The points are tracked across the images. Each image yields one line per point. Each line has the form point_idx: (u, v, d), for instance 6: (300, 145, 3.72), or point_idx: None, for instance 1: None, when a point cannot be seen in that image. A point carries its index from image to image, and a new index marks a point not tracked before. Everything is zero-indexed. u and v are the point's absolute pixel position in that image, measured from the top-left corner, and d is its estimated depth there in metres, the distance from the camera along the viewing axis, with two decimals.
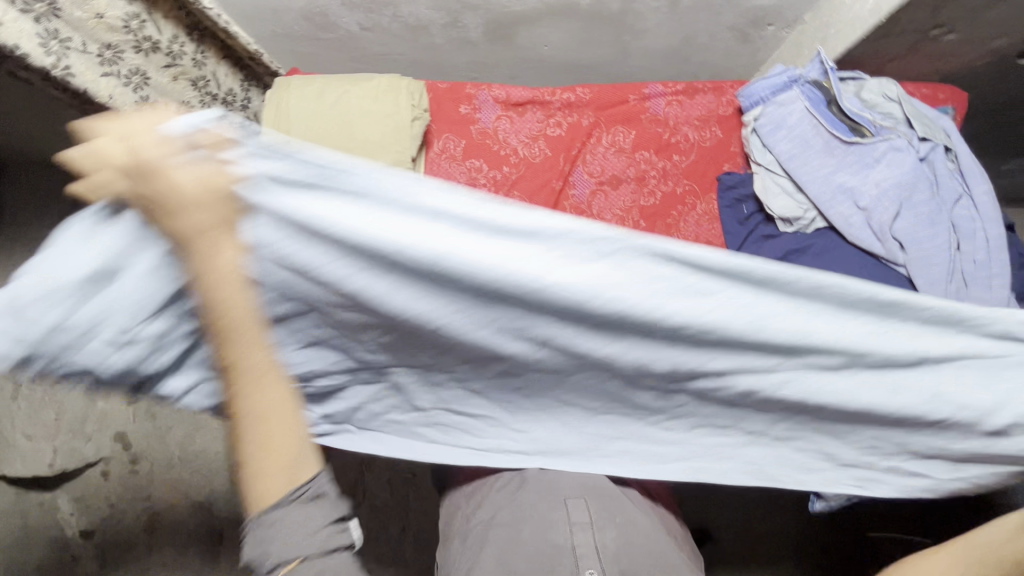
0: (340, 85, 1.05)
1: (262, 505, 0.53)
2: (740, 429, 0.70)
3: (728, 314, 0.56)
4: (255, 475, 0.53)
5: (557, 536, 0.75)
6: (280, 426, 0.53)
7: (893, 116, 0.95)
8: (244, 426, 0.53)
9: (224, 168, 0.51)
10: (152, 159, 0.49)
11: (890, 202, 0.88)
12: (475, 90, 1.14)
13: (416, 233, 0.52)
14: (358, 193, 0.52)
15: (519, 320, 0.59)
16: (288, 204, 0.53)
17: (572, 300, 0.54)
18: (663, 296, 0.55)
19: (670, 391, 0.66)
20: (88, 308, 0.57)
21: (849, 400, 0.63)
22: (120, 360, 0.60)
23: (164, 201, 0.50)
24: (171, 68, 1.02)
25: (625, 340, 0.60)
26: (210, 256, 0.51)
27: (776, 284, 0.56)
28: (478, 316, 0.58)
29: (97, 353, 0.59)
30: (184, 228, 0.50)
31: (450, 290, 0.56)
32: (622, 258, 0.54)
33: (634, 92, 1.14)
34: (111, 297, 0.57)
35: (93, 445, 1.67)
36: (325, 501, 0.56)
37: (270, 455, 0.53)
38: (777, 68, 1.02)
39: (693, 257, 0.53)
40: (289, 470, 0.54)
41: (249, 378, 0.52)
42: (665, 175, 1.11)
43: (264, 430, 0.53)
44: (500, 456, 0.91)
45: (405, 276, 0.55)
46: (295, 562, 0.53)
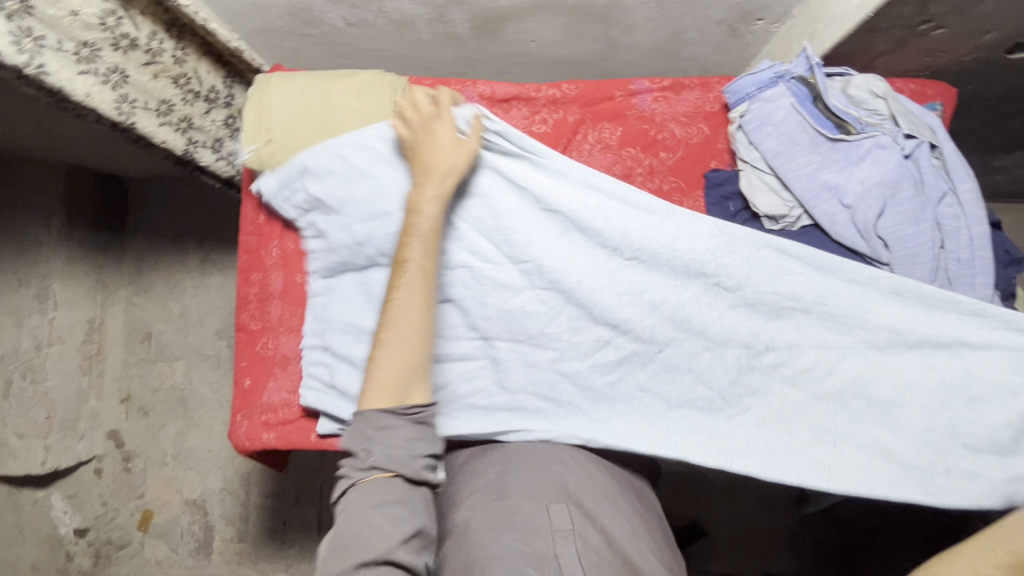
0: (322, 82, 1.03)
1: (382, 395, 0.75)
2: (797, 407, 0.93)
3: (805, 283, 0.92)
4: (384, 357, 0.77)
5: (539, 545, 0.82)
6: (415, 334, 0.78)
7: (880, 112, 0.95)
8: (399, 312, 0.79)
9: (463, 146, 0.92)
10: (434, 132, 0.92)
11: (874, 201, 0.90)
12: (460, 87, 1.13)
13: (577, 204, 0.98)
14: (552, 181, 1.00)
15: (615, 274, 0.97)
16: (505, 183, 1.01)
17: (650, 248, 0.96)
18: (744, 264, 0.94)
19: (750, 372, 0.95)
20: (356, 196, 0.98)
21: (869, 372, 0.91)
22: (348, 234, 0.99)
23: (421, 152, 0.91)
24: (151, 66, 1.01)
25: (720, 299, 0.96)
26: (431, 192, 0.88)
27: (833, 268, 0.92)
28: (591, 265, 0.98)
29: (340, 227, 0.99)
30: (432, 170, 0.89)
31: (581, 245, 0.99)
32: (701, 228, 0.96)
33: (620, 88, 1.12)
34: (371, 190, 0.97)
35: (85, 442, 1.81)
36: (415, 425, 0.76)
37: (405, 342, 0.77)
38: (764, 64, 1.01)
39: (770, 246, 0.94)
40: (405, 365, 0.77)
41: (417, 273, 0.82)
42: (652, 172, 1.11)
43: (406, 329, 0.78)
44: (485, 461, 0.98)
45: (563, 238, 0.99)
46: (390, 472, 0.73)
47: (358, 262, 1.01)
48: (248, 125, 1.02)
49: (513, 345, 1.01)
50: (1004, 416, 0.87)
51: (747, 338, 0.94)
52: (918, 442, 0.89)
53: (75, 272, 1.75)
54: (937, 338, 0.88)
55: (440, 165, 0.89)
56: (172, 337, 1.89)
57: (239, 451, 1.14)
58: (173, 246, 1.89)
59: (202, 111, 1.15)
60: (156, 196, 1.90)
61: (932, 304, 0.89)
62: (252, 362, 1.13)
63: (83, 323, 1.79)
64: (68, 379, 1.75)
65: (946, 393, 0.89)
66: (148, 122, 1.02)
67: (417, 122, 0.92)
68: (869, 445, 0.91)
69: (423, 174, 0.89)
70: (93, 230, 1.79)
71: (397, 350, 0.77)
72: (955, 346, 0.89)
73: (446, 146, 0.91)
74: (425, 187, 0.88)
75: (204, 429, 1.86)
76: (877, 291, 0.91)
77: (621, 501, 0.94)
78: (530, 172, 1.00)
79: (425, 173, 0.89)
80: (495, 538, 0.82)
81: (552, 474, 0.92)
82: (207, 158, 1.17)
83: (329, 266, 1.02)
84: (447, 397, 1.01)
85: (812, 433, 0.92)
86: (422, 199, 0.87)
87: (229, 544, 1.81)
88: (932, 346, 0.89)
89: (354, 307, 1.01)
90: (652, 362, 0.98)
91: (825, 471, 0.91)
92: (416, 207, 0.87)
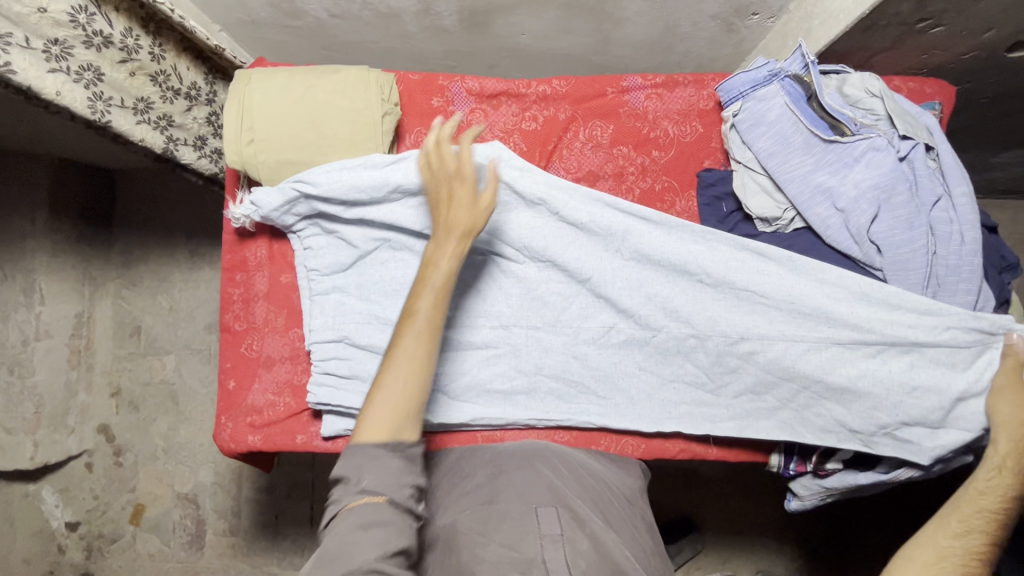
0: (304, 77, 1.00)
1: (372, 438, 0.73)
2: (780, 392, 0.97)
3: (808, 293, 0.94)
4: (378, 412, 0.74)
5: (528, 550, 0.86)
6: (414, 394, 0.75)
7: (876, 112, 0.93)
8: (394, 364, 0.75)
9: (482, 202, 0.83)
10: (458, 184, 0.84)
11: (868, 205, 0.88)
12: (448, 82, 1.10)
13: (599, 219, 1.00)
14: (575, 200, 1.01)
15: (625, 285, 1.01)
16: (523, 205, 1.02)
17: (665, 258, 0.99)
18: (752, 275, 0.95)
19: (744, 362, 0.98)
20: (377, 208, 1.00)
21: (861, 366, 0.92)
22: (365, 239, 1.03)
23: (442, 200, 0.83)
24: (127, 63, 0.97)
25: (720, 302, 0.98)
26: (449, 253, 0.80)
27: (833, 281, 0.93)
28: (603, 273, 1.01)
29: (361, 235, 1.03)
30: (453, 230, 0.81)
31: (598, 259, 1.02)
32: (714, 239, 0.99)
33: (612, 84, 1.09)
34: (394, 204, 1.00)
35: (75, 437, 1.79)
36: (399, 460, 0.72)
37: (400, 391, 0.74)
38: (758, 61, 0.98)
39: (776, 256, 0.95)
40: (401, 417, 0.74)
41: (421, 337, 0.76)
42: (644, 171, 1.09)
43: (406, 390, 0.74)
44: (474, 459, 1.06)
45: (580, 254, 1.02)
46: (379, 496, 0.70)
47: (363, 256, 1.05)
48: (228, 122, 0.98)
49: (530, 332, 1.06)
50: (938, 401, 0.89)
51: (725, 329, 0.97)
52: (864, 420, 0.93)
53: (61, 265, 1.72)
54: (897, 340, 0.89)
55: (462, 226, 0.81)
56: (162, 331, 1.87)
57: (225, 452, 1.13)
58: (162, 239, 1.87)
59: (182, 108, 1.11)
60: (143, 188, 1.87)
61: (896, 305, 0.89)
62: (237, 363, 1.12)
63: (70, 317, 1.76)
64: (57, 374, 1.73)
65: (894, 385, 0.91)
66: (124, 121, 0.98)
67: (440, 173, 0.84)
68: (830, 424, 0.96)
69: (442, 230, 0.81)
70: (79, 222, 1.76)
71: (389, 403, 0.74)
72: (909, 346, 0.90)
73: (468, 206, 0.82)
74: (443, 248, 0.80)
75: (195, 423, 1.85)
76: (846, 293, 0.92)
77: (607, 509, 0.99)
78: (550, 189, 1.01)
79: (444, 229, 0.81)
80: (480, 542, 0.88)
81: (541, 481, 0.98)
82: (188, 156, 1.14)
83: (332, 265, 1.05)
84: (468, 381, 1.06)
85: (779, 401, 0.98)
86: (437, 257, 0.80)
87: (222, 538, 1.81)
88: (887, 344, 0.90)
89: (352, 304, 1.05)
90: (647, 346, 1.03)
91: (788, 429, 0.98)
92: (431, 265, 0.80)
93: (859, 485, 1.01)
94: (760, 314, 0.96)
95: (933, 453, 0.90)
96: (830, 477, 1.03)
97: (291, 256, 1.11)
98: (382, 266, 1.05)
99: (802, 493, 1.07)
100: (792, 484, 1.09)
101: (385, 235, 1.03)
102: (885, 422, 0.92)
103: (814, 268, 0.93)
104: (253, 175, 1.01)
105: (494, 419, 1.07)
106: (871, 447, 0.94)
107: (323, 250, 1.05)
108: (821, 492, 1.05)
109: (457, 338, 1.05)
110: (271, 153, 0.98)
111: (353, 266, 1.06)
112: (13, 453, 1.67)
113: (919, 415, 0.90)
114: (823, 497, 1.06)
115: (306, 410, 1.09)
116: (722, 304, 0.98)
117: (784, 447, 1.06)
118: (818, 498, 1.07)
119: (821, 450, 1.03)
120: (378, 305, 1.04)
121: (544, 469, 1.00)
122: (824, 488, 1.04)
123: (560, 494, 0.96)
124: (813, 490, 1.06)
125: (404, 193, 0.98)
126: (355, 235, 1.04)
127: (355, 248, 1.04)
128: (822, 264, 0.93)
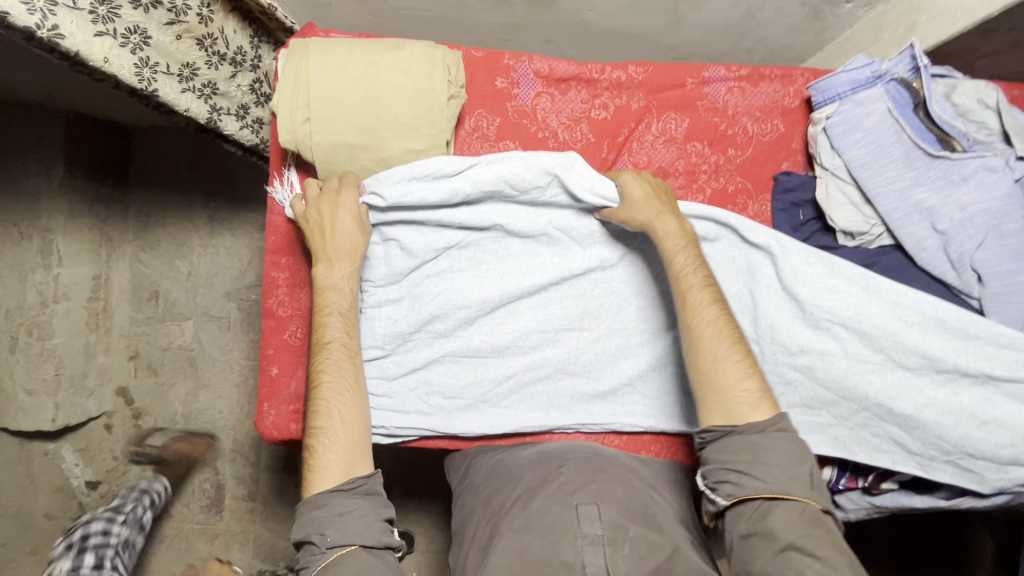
0: (366, 51, 0.92)
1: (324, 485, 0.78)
2: (848, 411, 0.92)
3: (876, 312, 0.88)
4: (325, 456, 0.79)
5: (566, 553, 0.84)
6: (355, 426, 0.82)
7: (988, 126, 0.87)
8: (331, 402, 0.82)
9: (358, 224, 0.93)
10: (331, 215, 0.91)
11: (974, 230, 0.82)
12: (515, 62, 1.01)
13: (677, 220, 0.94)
14: None
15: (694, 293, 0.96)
16: (564, 220, 0.98)
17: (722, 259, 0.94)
18: (827, 289, 0.89)
19: (815, 386, 0.92)
20: (439, 214, 0.96)
21: (934, 394, 0.87)
22: (418, 241, 0.98)
23: (320, 231, 0.91)
24: (174, 26, 0.89)
25: (786, 317, 0.92)
26: (341, 276, 0.90)
27: (908, 300, 0.87)
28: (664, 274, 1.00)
29: (412, 240, 0.98)
30: (340, 252, 0.91)
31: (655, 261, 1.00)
32: (782, 248, 0.91)
33: (692, 74, 1.01)
34: (461, 212, 0.96)
35: (94, 399, 1.77)
36: (370, 501, 0.78)
37: (343, 413, 0.82)
38: (861, 59, 0.89)
39: (844, 270, 0.90)
40: (351, 445, 0.80)
41: (342, 359, 0.86)
42: (717, 170, 1.02)
43: (346, 429, 0.81)
44: (518, 465, 1.03)
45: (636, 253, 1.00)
46: (350, 544, 0.74)
47: (421, 264, 1.00)
48: (283, 96, 0.90)
49: (580, 334, 1.03)
50: (1010, 438, 0.84)
51: (784, 339, 0.92)
52: (926, 444, 0.88)
53: (79, 227, 1.66)
54: (970, 370, 0.84)
55: (348, 247, 0.91)
56: (180, 296, 1.82)
57: (266, 439, 1.10)
58: (182, 201, 1.79)
59: (227, 75, 1.02)
60: (161, 145, 1.78)
61: (974, 335, 0.84)
62: (281, 351, 1.07)
63: (88, 279, 1.71)
64: (76, 336, 1.69)
65: (964, 416, 0.86)
66: (170, 89, 0.90)
67: (318, 195, 0.92)
68: (887, 443, 0.91)
69: (329, 253, 0.91)
70: (96, 179, 1.69)
71: (337, 448, 0.79)
72: (982, 378, 0.85)
73: (348, 224, 0.91)
74: (336, 272, 0.90)
75: (215, 390, 1.82)
76: (919, 318, 0.86)
77: (658, 515, 0.92)
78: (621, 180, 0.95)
79: (336, 254, 0.90)
80: (518, 551, 0.84)
81: (586, 482, 0.93)
82: (231, 126, 1.05)
83: (387, 276, 1.00)
84: (511, 385, 1.04)
85: (834, 417, 0.93)
86: (332, 279, 0.90)
87: (242, 502, 1.81)
88: (958, 374, 0.85)
89: (403, 320, 1.01)
90: None
91: (839, 445, 0.93)
92: (331, 288, 0.90)
93: (910, 507, 0.98)
94: (827, 334, 0.90)
95: (997, 484, 0.86)
96: (881, 495, 1.00)
97: None
98: (439, 278, 1.01)
99: (848, 506, 1.04)
100: (836, 497, 1.06)
101: (451, 240, 0.99)
102: (948, 449, 0.87)
103: (889, 287, 0.87)
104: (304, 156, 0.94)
105: (539, 425, 1.04)
106: (928, 471, 0.89)
107: (377, 262, 1.00)
108: (868, 508, 1.02)
109: (505, 341, 1.02)
110: (326, 133, 0.90)
111: (408, 275, 1.01)
112: (33, 414, 1.63)
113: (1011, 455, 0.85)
114: (869, 512, 1.03)
115: None
116: (786, 313, 0.92)
117: (838, 462, 1.01)
118: (864, 512, 1.04)
119: (879, 470, 0.99)
120: (431, 318, 1.00)
121: (593, 471, 0.96)
122: (875, 505, 1.01)
123: (606, 494, 0.91)
124: (861, 505, 1.02)
125: (471, 200, 0.95)
126: (416, 243, 0.98)
127: (412, 257, 0.99)
128: (897, 285, 0.87)
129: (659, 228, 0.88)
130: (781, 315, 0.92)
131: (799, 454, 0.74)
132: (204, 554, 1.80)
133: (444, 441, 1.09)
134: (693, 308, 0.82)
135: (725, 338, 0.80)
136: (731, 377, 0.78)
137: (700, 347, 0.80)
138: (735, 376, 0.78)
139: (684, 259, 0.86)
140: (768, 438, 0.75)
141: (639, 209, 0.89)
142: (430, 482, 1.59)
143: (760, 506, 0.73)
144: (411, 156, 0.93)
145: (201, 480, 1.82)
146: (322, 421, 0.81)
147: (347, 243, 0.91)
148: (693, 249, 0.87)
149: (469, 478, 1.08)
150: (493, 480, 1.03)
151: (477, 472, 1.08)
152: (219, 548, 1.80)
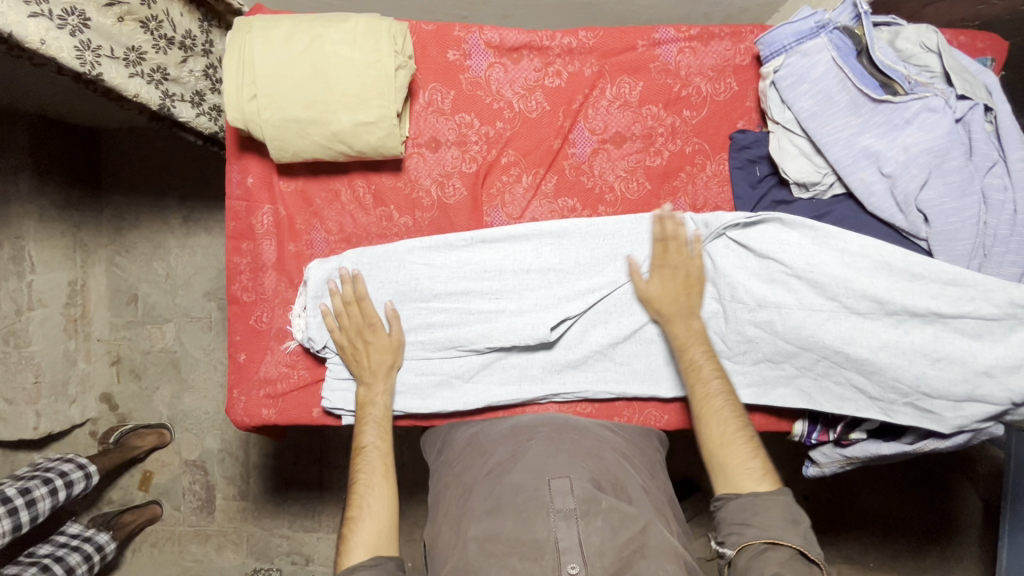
0: (311, 26, 0.91)
1: (362, 555, 0.82)
2: (809, 361, 0.92)
3: (828, 260, 0.88)
4: (358, 541, 0.83)
5: (538, 530, 0.81)
6: (387, 516, 0.86)
7: (930, 69, 0.88)
8: (369, 495, 0.87)
9: (389, 341, 0.97)
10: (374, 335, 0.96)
11: (918, 170, 0.83)
12: (465, 33, 1.01)
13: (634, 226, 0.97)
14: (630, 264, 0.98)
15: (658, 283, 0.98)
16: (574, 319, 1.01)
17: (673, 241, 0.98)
18: (780, 247, 0.90)
19: (774, 340, 0.93)
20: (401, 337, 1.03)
21: (887, 337, 0.87)
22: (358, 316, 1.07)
23: (356, 355, 0.97)
24: (115, 7, 0.88)
25: (746, 272, 0.92)
26: (377, 392, 0.96)
27: (857, 244, 0.88)
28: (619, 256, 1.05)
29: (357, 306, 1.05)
30: (375, 372, 0.96)
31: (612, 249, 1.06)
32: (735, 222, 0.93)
33: (643, 37, 1.01)
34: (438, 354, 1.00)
35: (77, 407, 1.75)
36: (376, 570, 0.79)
37: (377, 511, 0.86)
38: (804, 12, 0.90)
39: (795, 227, 0.91)
40: (381, 532, 0.84)
41: (377, 460, 0.90)
42: (673, 132, 1.03)
43: (384, 525, 0.85)
44: (489, 428, 1.03)
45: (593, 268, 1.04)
46: None
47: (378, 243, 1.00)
48: (230, 76, 0.91)
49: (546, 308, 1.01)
50: (962, 374, 0.85)
51: (742, 295, 0.92)
52: (885, 387, 0.89)
53: (52, 233, 1.64)
54: (918, 310, 0.85)
55: (381, 367, 0.96)
56: (160, 298, 1.81)
57: (240, 427, 1.08)
58: (156, 201, 1.78)
59: (178, 60, 1.02)
60: (130, 147, 1.76)
61: (919, 275, 0.85)
62: (247, 335, 1.07)
63: (64, 286, 1.69)
64: (54, 344, 1.67)
65: (917, 355, 0.86)
66: (117, 74, 0.90)
67: (349, 329, 0.97)
68: (848, 391, 0.92)
69: (368, 374, 0.96)
70: (64, 184, 1.66)
71: (372, 532, 0.84)
72: (930, 317, 0.86)
73: (383, 349, 0.96)
74: (372, 388, 0.96)
75: (200, 391, 1.81)
76: (867, 263, 0.88)
77: (628, 486, 0.90)
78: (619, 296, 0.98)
79: (369, 376, 0.96)
80: (491, 531, 0.83)
81: (556, 453, 0.91)
82: (186, 113, 1.05)
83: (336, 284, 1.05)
84: (482, 361, 1.00)
85: (797, 369, 0.94)
86: (371, 395, 0.96)
87: (234, 502, 1.80)
88: (907, 314, 0.86)
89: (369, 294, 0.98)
90: None
91: (805, 396, 0.94)
92: (368, 403, 0.96)
93: (880, 455, 0.99)
94: (783, 287, 0.91)
95: (956, 423, 0.86)
96: (851, 446, 1.01)
97: (298, 223, 1.06)
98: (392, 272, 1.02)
99: (821, 461, 1.05)
100: (811, 452, 1.07)
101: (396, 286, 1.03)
102: (906, 390, 0.88)
103: (837, 236, 0.88)
104: (256, 135, 0.94)
105: (512, 397, 1.00)
106: (890, 415, 0.90)
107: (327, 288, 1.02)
108: (841, 460, 1.03)
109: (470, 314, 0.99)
110: (276, 110, 0.90)
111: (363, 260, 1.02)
112: (15, 423, 1.61)
113: (969, 393, 0.85)
114: (842, 464, 1.04)
115: (322, 378, 1.05)
116: (744, 270, 0.93)
117: (810, 415, 1.02)
118: (838, 466, 1.05)
119: (847, 419, 0.99)
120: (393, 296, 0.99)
121: (565, 442, 0.94)
122: (846, 457, 1.01)
123: (579, 467, 0.89)
124: (833, 458, 1.03)
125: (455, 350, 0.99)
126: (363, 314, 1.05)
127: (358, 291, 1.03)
128: (845, 233, 0.88)
129: (678, 328, 0.93)
130: (739, 272, 0.93)
131: (791, 512, 0.81)
132: (199, 556, 1.80)
133: (414, 420, 1.05)
134: (707, 400, 0.88)
135: (735, 424, 0.86)
136: (737, 458, 0.85)
137: (709, 432, 0.87)
138: (742, 455, 0.85)
139: (696, 353, 0.91)
140: (768, 498, 0.81)
141: (666, 301, 0.93)
142: (419, 468, 1.58)
143: (759, 552, 0.78)
144: (362, 130, 0.92)
145: (192, 482, 1.81)
146: (356, 519, 0.85)
147: (382, 354, 0.97)
148: (704, 343, 0.92)
149: (446, 453, 1.05)
150: (467, 455, 1.00)
151: (453, 447, 1.04)
152: (212, 549, 1.80)
